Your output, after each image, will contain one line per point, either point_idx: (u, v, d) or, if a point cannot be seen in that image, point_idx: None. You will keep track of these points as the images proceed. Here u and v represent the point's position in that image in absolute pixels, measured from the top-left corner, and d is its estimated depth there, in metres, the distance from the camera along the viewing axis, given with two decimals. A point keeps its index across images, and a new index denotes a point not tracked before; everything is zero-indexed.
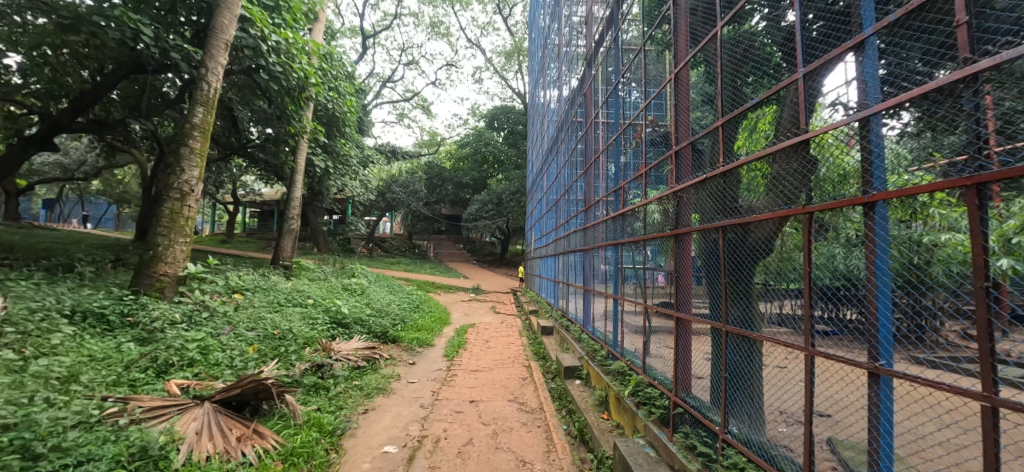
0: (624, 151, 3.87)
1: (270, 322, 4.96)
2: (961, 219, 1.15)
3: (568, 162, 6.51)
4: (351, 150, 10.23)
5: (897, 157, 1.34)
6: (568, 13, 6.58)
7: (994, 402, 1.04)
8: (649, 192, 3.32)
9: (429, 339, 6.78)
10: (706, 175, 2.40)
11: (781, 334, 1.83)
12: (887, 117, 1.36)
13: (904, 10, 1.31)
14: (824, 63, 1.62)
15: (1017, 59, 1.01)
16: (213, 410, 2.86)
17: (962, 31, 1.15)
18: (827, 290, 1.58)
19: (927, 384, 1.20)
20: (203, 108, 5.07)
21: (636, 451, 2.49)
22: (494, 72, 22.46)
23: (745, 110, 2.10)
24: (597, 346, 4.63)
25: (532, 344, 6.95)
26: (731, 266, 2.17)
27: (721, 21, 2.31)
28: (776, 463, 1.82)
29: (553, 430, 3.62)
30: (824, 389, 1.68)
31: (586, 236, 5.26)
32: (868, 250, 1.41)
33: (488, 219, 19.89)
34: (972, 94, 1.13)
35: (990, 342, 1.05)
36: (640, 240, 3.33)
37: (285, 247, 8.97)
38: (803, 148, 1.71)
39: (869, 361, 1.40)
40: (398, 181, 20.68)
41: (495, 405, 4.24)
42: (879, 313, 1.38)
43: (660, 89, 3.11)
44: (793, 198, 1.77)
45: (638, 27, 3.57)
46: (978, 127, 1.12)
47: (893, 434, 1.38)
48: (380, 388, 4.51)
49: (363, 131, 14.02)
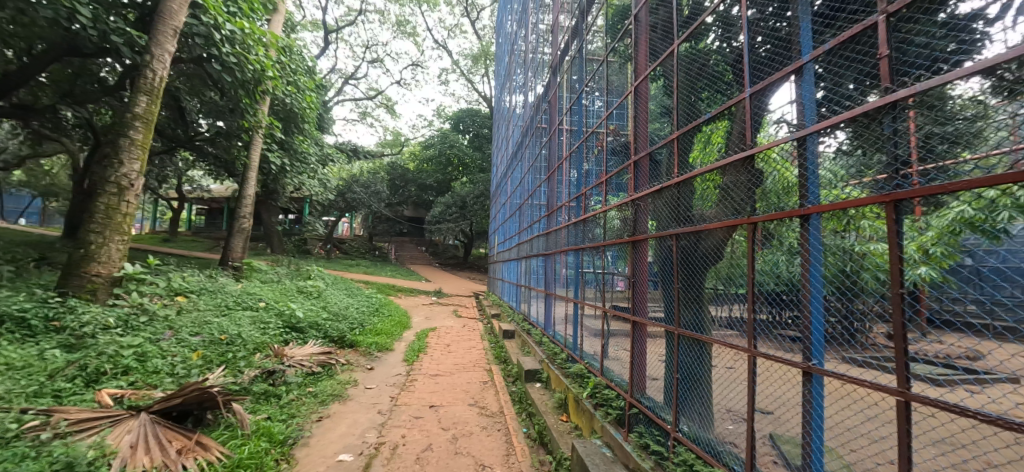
0: (587, 158, 3.97)
1: (216, 326, 4.67)
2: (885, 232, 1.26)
3: (532, 168, 6.59)
4: (309, 147, 9.88)
5: (831, 173, 1.46)
6: (535, 20, 6.67)
7: (908, 397, 1.15)
8: (610, 198, 3.42)
9: (388, 343, 6.63)
10: (663, 185, 2.50)
11: (729, 336, 1.93)
12: (824, 136, 1.48)
13: (837, 41, 1.43)
14: (771, 82, 1.74)
15: (930, 90, 1.13)
16: (151, 421, 2.69)
17: (883, 63, 1.27)
18: (771, 294, 1.69)
19: (853, 382, 1.31)
20: (146, 97, 4.75)
21: (593, 451, 2.55)
22: (460, 74, 22.47)
23: (699, 124, 2.21)
24: (557, 349, 4.71)
25: (494, 347, 6.95)
26: (684, 271, 2.28)
27: (678, 38, 2.42)
28: (721, 459, 1.93)
29: (513, 434, 3.64)
30: (764, 387, 1.79)
31: (549, 240, 5.34)
32: (804, 259, 1.53)
33: (451, 222, 19.64)
34: (891, 119, 1.25)
35: (905, 343, 1.17)
36: (600, 245, 3.41)
37: (235, 247, 8.51)
38: (750, 163, 1.82)
39: (803, 360, 1.51)
40: (360, 181, 20.16)
41: (455, 410, 4.21)
42: (812, 316, 1.49)
43: (622, 99, 3.23)
44: (741, 208, 1.89)
45: (602, 39, 3.68)
46: (897, 150, 1.24)
47: (823, 428, 1.48)
48: (336, 394, 4.36)
49: (323, 128, 13.59)
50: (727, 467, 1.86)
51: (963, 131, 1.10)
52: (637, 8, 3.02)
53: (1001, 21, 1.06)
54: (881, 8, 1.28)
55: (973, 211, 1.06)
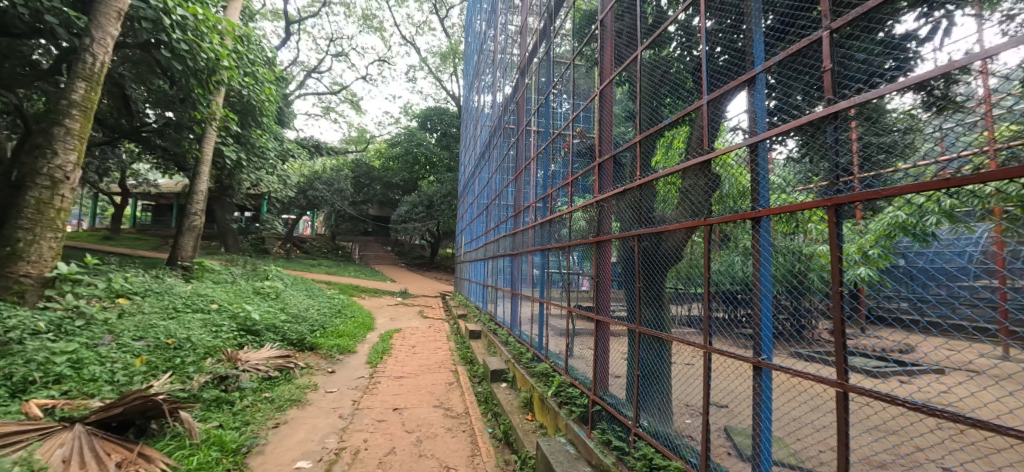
0: (553, 160, 4.01)
1: (163, 330, 4.40)
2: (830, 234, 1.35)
3: (500, 168, 6.60)
4: (267, 141, 9.47)
5: (782, 178, 1.54)
6: (503, 21, 6.69)
7: (845, 388, 1.23)
8: (576, 199, 3.47)
9: (351, 345, 6.45)
10: (626, 187, 2.57)
11: (687, 333, 2.01)
12: (774, 144, 1.57)
13: (787, 53, 1.51)
14: (727, 91, 1.82)
15: (867, 103, 1.22)
16: (88, 433, 2.51)
17: (827, 75, 1.36)
18: (727, 293, 1.76)
19: (798, 375, 1.39)
20: (84, 83, 4.42)
21: (557, 449, 2.58)
22: (428, 72, 22.23)
23: (661, 128, 2.28)
24: (522, 349, 4.74)
25: (460, 348, 6.91)
26: (645, 271, 2.35)
27: (642, 45, 2.49)
28: (679, 452, 1.99)
29: (478, 434, 3.63)
30: (719, 382, 1.87)
31: (515, 241, 5.36)
32: (756, 259, 1.61)
33: (417, 221, 19.34)
34: (833, 129, 1.34)
35: (844, 337, 1.26)
36: (565, 245, 3.46)
37: (185, 246, 8.04)
38: (707, 167, 1.90)
39: (753, 356, 1.59)
40: (322, 178, 19.51)
41: (420, 412, 4.15)
42: (762, 313, 1.57)
43: (588, 102, 3.29)
44: (699, 210, 1.97)
45: (569, 42, 3.74)
46: (839, 158, 1.33)
47: (771, 420, 1.54)
48: (294, 399, 4.20)
49: (283, 123, 13.06)
50: (684, 459, 1.93)
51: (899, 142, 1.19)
52: (603, 14, 3.09)
53: (930, 42, 1.16)
54: (826, 25, 1.36)
55: (904, 215, 1.15)
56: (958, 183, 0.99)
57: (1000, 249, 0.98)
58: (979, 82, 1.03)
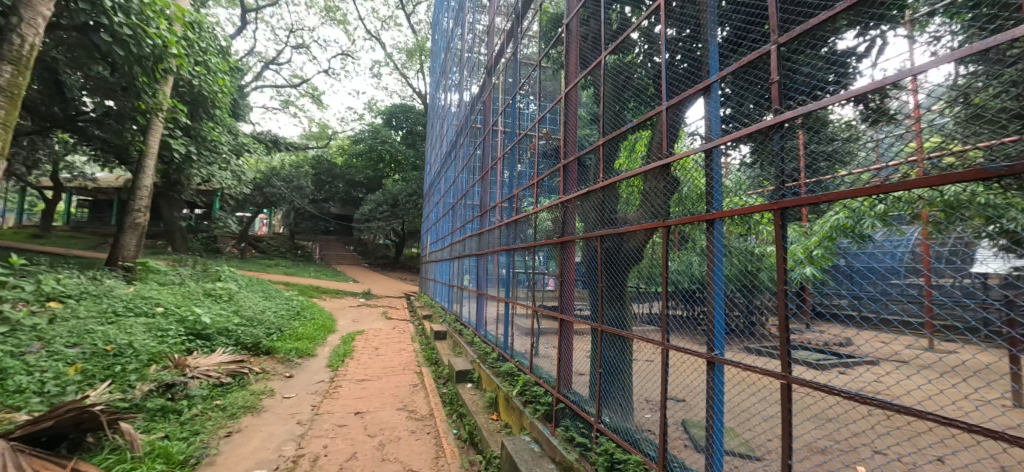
0: (520, 160, 4.04)
1: (101, 335, 4.09)
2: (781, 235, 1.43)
3: (466, 168, 6.57)
4: (220, 135, 9.00)
5: (736, 182, 1.62)
6: (471, 20, 6.68)
7: (789, 380, 1.32)
8: (541, 200, 3.51)
9: (310, 348, 6.24)
10: (590, 188, 2.63)
11: (648, 331, 2.08)
12: (728, 150, 1.65)
13: (740, 64, 1.60)
14: (685, 98, 1.89)
15: (810, 113, 1.31)
16: (13, 449, 2.27)
17: (775, 87, 1.45)
18: (685, 292, 1.83)
19: (747, 369, 1.47)
20: (11, 66, 4.05)
21: (521, 448, 2.60)
22: (394, 68, 21.83)
23: (624, 132, 2.35)
24: (488, 349, 4.74)
25: (425, 349, 6.83)
26: (608, 270, 2.42)
27: (606, 50, 2.55)
28: (639, 446, 2.05)
29: (443, 436, 3.60)
30: (677, 378, 1.95)
31: (481, 241, 5.36)
32: (710, 260, 1.69)
33: (382, 221, 18.92)
34: (780, 137, 1.42)
35: (788, 332, 1.35)
36: (531, 245, 3.50)
37: (127, 245, 7.51)
38: (666, 170, 1.97)
39: (707, 352, 1.66)
40: (280, 174, 18.74)
41: (383, 415, 4.07)
42: (715, 311, 1.64)
43: (554, 104, 3.33)
44: (658, 212, 2.04)
45: (536, 44, 3.77)
46: (786, 164, 1.41)
47: (724, 412, 1.61)
48: (248, 406, 4.02)
49: (238, 116, 12.46)
50: (643, 453, 1.99)
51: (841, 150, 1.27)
52: (569, 18, 3.14)
53: (868, 59, 1.24)
54: (774, 39, 1.44)
55: (844, 218, 1.24)
56: (888, 189, 1.09)
57: (924, 250, 1.07)
58: (908, 98, 1.11)
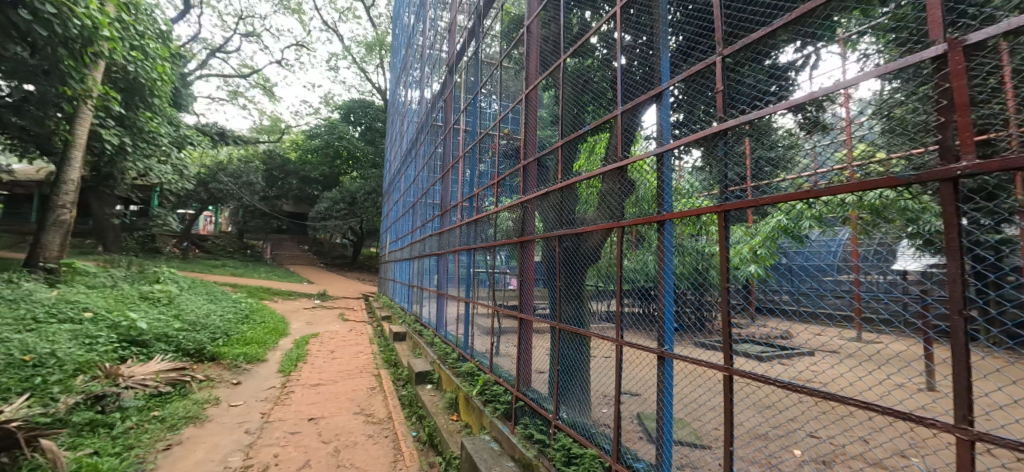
0: (481, 160, 4.04)
1: (18, 344, 3.71)
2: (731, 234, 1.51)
3: (426, 166, 6.49)
4: (159, 126, 8.39)
5: (687, 185, 1.70)
6: (432, 16, 6.61)
7: (730, 372, 1.39)
8: (501, 200, 3.53)
9: (260, 353, 5.94)
10: (549, 188, 2.68)
11: (604, 328, 2.14)
12: (680, 154, 1.72)
13: (688, 73, 1.68)
14: (639, 103, 1.97)
15: (751, 122, 1.41)
16: None
17: (720, 96, 1.54)
18: (640, 290, 1.91)
19: (694, 363, 1.55)
20: None
21: (481, 447, 2.60)
22: (352, 62, 21.20)
23: (583, 134, 2.41)
24: (448, 349, 4.71)
25: (383, 351, 6.68)
26: (566, 269, 2.48)
27: (566, 53, 2.61)
28: (595, 440, 2.10)
29: (401, 439, 3.55)
30: (631, 373, 2.02)
31: (442, 240, 5.31)
32: (661, 259, 1.76)
33: (338, 219, 18.29)
34: (725, 143, 1.52)
35: (730, 327, 1.43)
36: (491, 245, 3.51)
37: (50, 244, 6.85)
38: (623, 172, 2.04)
39: (658, 347, 1.73)
40: (227, 169, 17.69)
41: (339, 420, 3.95)
42: (665, 307, 1.72)
43: (515, 105, 3.36)
44: (615, 213, 2.11)
45: (498, 44, 3.78)
46: (732, 169, 1.50)
47: (672, 404, 1.67)
48: (191, 417, 3.78)
49: (180, 106, 11.66)
50: (598, 446, 2.05)
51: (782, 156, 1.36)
52: (530, 19, 3.18)
53: (805, 73, 1.34)
54: (719, 51, 1.53)
55: (786, 221, 1.32)
56: (816, 194, 1.17)
57: (855, 248, 1.17)
58: (842, 109, 1.20)
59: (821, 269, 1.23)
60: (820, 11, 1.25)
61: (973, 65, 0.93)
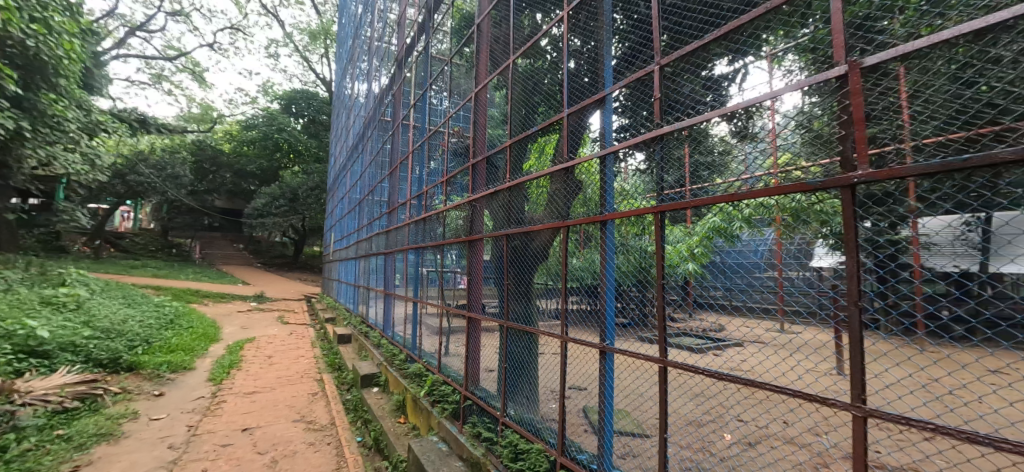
0: (431, 157, 3.98)
1: None
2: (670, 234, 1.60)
3: (374, 162, 6.30)
4: (65, 110, 7.49)
5: (630, 187, 1.77)
6: (381, 7, 6.40)
7: (664, 363, 1.48)
8: (450, 198, 3.50)
9: (186, 361, 5.48)
10: (497, 187, 2.69)
11: (550, 325, 2.20)
12: (623, 157, 1.80)
13: (629, 80, 1.77)
14: (584, 106, 2.03)
15: (685, 129, 1.50)
16: None
17: (658, 102, 1.63)
18: (586, 287, 1.96)
19: (631, 356, 1.61)
20: None
21: (429, 448, 2.58)
22: (294, 50, 20.10)
23: (534, 135, 2.45)
24: (395, 350, 4.60)
25: (326, 354, 6.40)
26: (515, 268, 2.51)
27: (516, 54, 2.63)
28: (541, 435, 2.14)
29: (345, 445, 3.42)
30: (576, 367, 2.10)
31: (389, 239, 5.17)
32: (604, 257, 1.84)
33: (278, 216, 17.27)
34: (661, 148, 1.61)
35: (665, 321, 1.52)
36: (440, 243, 3.47)
37: None
38: (570, 173, 2.09)
39: (600, 342, 1.80)
40: (148, 160, 16.10)
41: (276, 429, 3.74)
42: (607, 304, 1.79)
43: (465, 102, 3.34)
44: (562, 213, 2.17)
45: (448, 41, 3.75)
46: (672, 173, 1.58)
47: (612, 397, 1.74)
48: (104, 434, 3.42)
49: (92, 88, 10.48)
50: (544, 440, 2.09)
51: (715, 162, 1.45)
52: (480, 18, 3.17)
53: (737, 86, 1.43)
54: (657, 60, 1.63)
55: (719, 221, 1.42)
56: (739, 197, 1.27)
57: (779, 247, 1.28)
58: (770, 120, 1.30)
59: (751, 266, 1.34)
60: (746, 27, 1.35)
61: (868, 85, 1.05)
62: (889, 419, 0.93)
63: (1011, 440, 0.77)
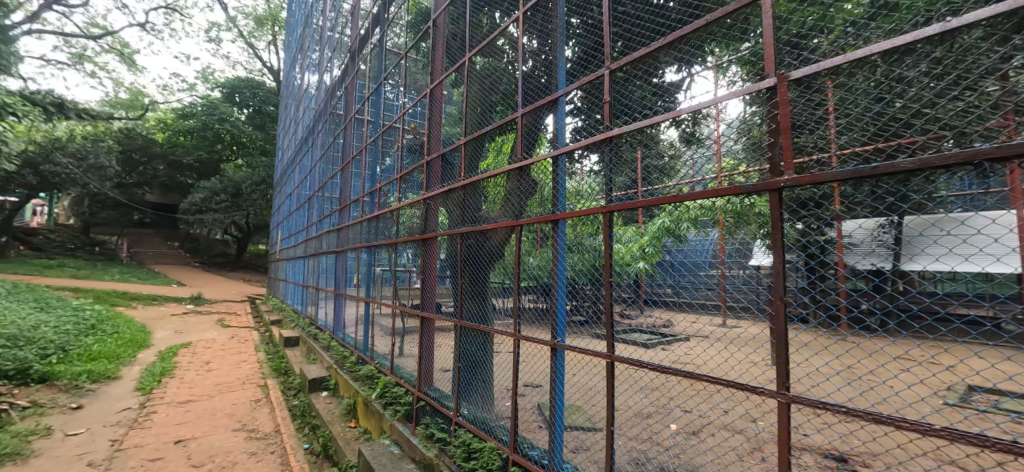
0: (385, 153, 3.88)
1: None
2: (621, 234, 1.67)
3: (325, 157, 6.06)
4: None
5: (583, 188, 1.81)
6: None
7: (611, 358, 1.51)
8: (404, 196, 3.43)
9: (111, 370, 5.01)
10: (452, 185, 2.67)
11: (504, 323, 2.22)
12: (577, 158, 1.83)
13: (581, 83, 1.81)
14: (537, 107, 2.06)
15: (634, 132, 1.56)
16: None
17: (608, 106, 1.69)
18: (540, 286, 1.98)
19: (580, 352, 1.65)
20: None
21: (380, 453, 2.52)
22: (238, 35, 18.92)
23: (489, 134, 2.45)
24: (346, 353, 4.45)
25: (271, 359, 6.08)
26: (469, 267, 2.51)
27: (472, 51, 2.62)
28: (493, 433, 2.15)
29: (290, 453, 3.26)
30: (531, 365, 2.14)
31: (340, 237, 4.99)
32: (556, 256, 1.87)
33: (219, 212, 16.19)
34: (611, 149, 1.67)
35: (611, 318, 1.56)
36: (394, 242, 3.40)
37: None
38: (525, 173, 2.11)
39: (551, 340, 1.82)
40: (66, 148, 14.55)
41: (214, 439, 3.51)
42: (558, 302, 1.82)
43: (420, 99, 3.29)
44: (518, 212, 2.18)
45: (404, 35, 3.67)
46: (623, 175, 1.64)
47: (563, 393, 1.77)
48: (9, 454, 3.06)
49: None
50: (497, 438, 2.09)
51: (663, 166, 1.51)
52: (436, 13, 3.13)
53: (684, 93, 1.49)
54: (607, 65, 1.68)
55: (668, 223, 1.49)
56: (679, 199, 1.33)
57: (721, 247, 1.36)
58: (714, 127, 1.37)
59: (697, 265, 1.42)
60: (689, 38, 1.42)
61: (795, 96, 1.14)
62: (808, 404, 1.00)
63: (908, 419, 0.85)
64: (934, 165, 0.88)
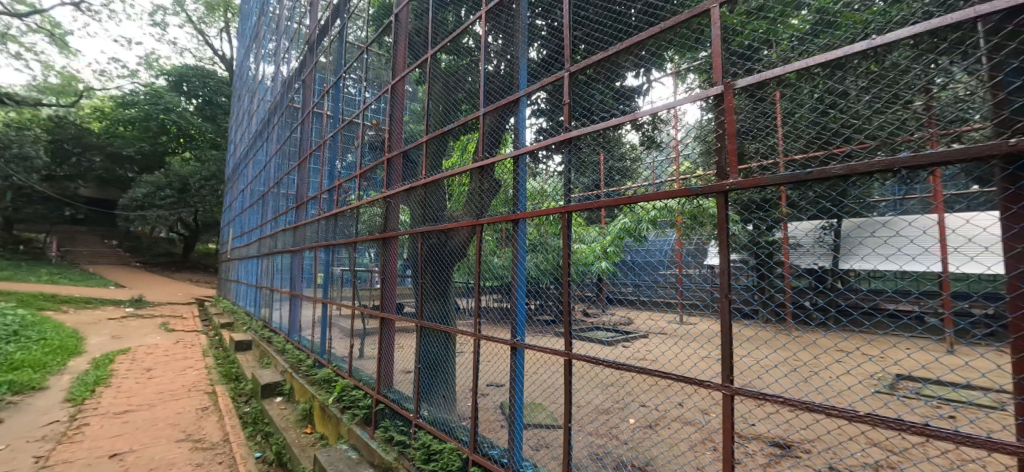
0: (345, 150, 3.77)
1: None
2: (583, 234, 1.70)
3: (280, 151, 5.81)
4: None
5: (546, 188, 1.83)
6: None
7: (568, 355, 1.53)
8: (364, 194, 3.35)
9: (36, 381, 4.59)
10: (413, 184, 2.63)
11: (465, 323, 2.21)
12: (541, 158, 1.85)
13: (542, 83, 1.82)
14: (499, 106, 2.06)
15: (592, 133, 1.60)
16: None
17: (568, 107, 1.72)
18: (502, 285, 1.98)
19: (538, 350, 1.66)
20: None
21: (337, 458, 2.45)
22: (186, 20, 17.79)
23: (452, 132, 2.43)
24: (302, 356, 4.29)
25: (220, 364, 5.76)
26: (430, 267, 2.48)
27: (436, 48, 2.58)
28: (453, 434, 2.14)
29: (240, 462, 3.11)
30: (492, 364, 2.15)
31: (296, 236, 4.80)
32: (518, 255, 1.88)
33: (164, 209, 15.19)
34: (571, 149, 1.70)
35: (569, 317, 1.58)
36: (353, 241, 3.30)
37: None
38: (488, 172, 2.11)
39: (511, 339, 1.83)
40: None
41: (156, 451, 3.29)
42: (518, 300, 1.83)
43: (382, 94, 3.21)
44: (480, 211, 2.18)
45: (365, 28, 3.58)
46: (585, 175, 1.67)
47: (523, 392, 1.78)
48: None
49: None
50: (457, 439, 2.08)
51: (626, 168, 1.54)
52: (398, 7, 3.06)
53: (645, 97, 1.53)
54: (567, 67, 1.71)
55: (629, 223, 1.53)
56: (634, 199, 1.37)
57: (678, 247, 1.40)
58: (671, 132, 1.41)
59: (654, 264, 1.47)
60: (647, 44, 1.46)
61: (740, 104, 1.20)
62: (749, 395, 1.06)
63: (838, 407, 0.91)
64: (860, 171, 0.94)
